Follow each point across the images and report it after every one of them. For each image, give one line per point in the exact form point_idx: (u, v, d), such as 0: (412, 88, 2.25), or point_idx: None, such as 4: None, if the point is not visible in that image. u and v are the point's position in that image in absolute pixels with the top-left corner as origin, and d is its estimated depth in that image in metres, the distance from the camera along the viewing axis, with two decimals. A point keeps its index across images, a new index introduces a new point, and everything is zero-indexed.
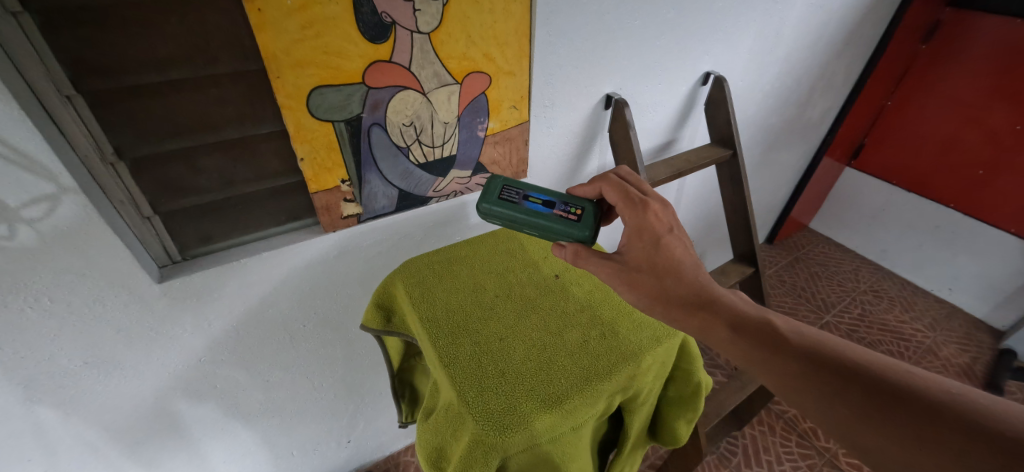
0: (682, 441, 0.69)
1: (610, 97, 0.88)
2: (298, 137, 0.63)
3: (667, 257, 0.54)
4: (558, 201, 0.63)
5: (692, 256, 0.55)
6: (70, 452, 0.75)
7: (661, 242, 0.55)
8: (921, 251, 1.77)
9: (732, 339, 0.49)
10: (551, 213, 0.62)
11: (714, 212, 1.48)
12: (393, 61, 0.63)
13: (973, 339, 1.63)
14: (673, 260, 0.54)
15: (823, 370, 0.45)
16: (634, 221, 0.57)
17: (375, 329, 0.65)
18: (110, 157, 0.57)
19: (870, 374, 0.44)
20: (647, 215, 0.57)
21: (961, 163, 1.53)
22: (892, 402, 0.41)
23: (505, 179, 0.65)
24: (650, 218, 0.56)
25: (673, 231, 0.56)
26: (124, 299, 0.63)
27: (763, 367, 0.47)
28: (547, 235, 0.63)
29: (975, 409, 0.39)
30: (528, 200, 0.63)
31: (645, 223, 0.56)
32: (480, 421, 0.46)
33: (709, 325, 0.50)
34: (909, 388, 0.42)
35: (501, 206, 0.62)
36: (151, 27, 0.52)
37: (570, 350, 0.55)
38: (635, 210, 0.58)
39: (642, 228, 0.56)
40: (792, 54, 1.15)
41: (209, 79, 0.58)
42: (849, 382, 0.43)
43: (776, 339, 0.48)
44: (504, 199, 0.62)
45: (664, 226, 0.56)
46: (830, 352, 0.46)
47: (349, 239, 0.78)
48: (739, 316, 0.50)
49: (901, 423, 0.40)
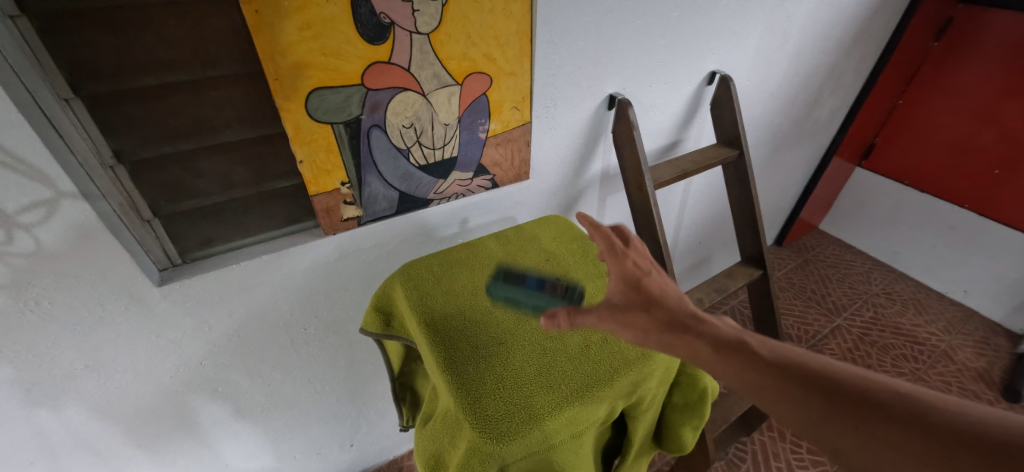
0: (686, 448, 0.67)
1: (613, 97, 0.87)
2: (297, 139, 0.63)
3: (652, 299, 0.50)
4: (552, 280, 0.59)
5: (673, 295, 0.52)
6: (71, 455, 0.75)
7: (642, 294, 0.50)
8: (935, 252, 1.73)
9: (718, 360, 0.46)
10: (546, 285, 0.58)
11: (720, 215, 1.46)
12: (392, 62, 0.62)
13: (991, 343, 1.58)
14: (659, 303, 0.50)
15: (801, 386, 0.43)
16: (616, 269, 0.52)
17: (375, 333, 0.63)
18: (108, 161, 0.56)
19: (846, 387, 0.42)
20: (628, 262, 0.52)
21: (975, 162, 1.50)
22: (870, 413, 0.39)
23: (503, 266, 0.63)
24: (629, 266, 0.52)
25: (651, 275, 0.52)
26: (123, 303, 0.63)
27: (750, 387, 0.44)
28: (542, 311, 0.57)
29: (951, 417, 0.37)
30: (525, 277, 0.59)
31: (626, 270, 0.51)
32: (479, 429, 0.44)
33: (689, 346, 0.47)
34: (883, 398, 0.40)
35: (499, 284, 0.58)
36: (149, 30, 0.52)
37: (571, 355, 0.53)
38: (617, 257, 0.52)
39: (625, 276, 0.51)
40: (799, 53, 1.13)
41: (208, 82, 0.58)
42: (828, 397, 0.41)
43: (756, 360, 0.45)
44: (502, 277, 0.59)
45: (643, 270, 0.52)
46: (805, 367, 0.44)
47: (350, 242, 0.78)
48: (725, 339, 0.47)
49: (882, 436, 0.38)
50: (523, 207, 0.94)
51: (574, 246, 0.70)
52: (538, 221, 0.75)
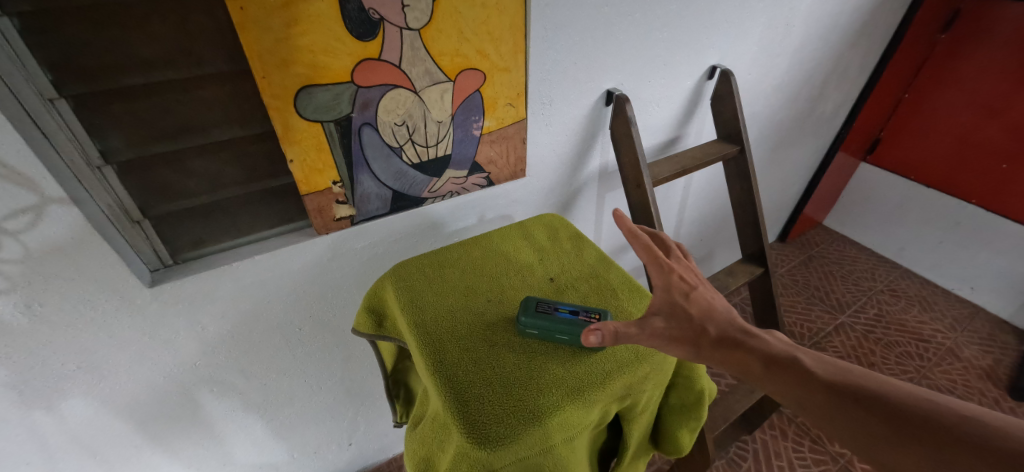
0: (685, 450, 0.66)
1: (610, 93, 0.85)
2: (287, 138, 0.62)
3: (699, 312, 0.50)
4: (580, 309, 0.53)
5: (724, 308, 0.51)
6: (67, 456, 0.75)
7: (689, 307, 0.50)
8: (941, 249, 1.70)
9: (767, 374, 0.46)
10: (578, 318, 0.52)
11: (722, 212, 1.44)
12: (383, 59, 0.61)
13: (997, 340, 1.56)
14: (707, 316, 0.50)
15: (853, 400, 0.43)
16: (660, 282, 0.52)
17: (366, 333, 0.62)
18: (96, 161, 0.56)
19: (902, 408, 0.41)
20: (672, 274, 0.52)
21: (984, 156, 1.47)
22: (927, 435, 0.39)
23: (537, 296, 0.55)
24: (675, 278, 0.52)
25: (699, 288, 0.52)
26: (115, 305, 0.63)
27: (799, 401, 0.45)
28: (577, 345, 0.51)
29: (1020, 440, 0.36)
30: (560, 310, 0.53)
31: (671, 283, 0.52)
32: (467, 430, 0.43)
33: (737, 361, 0.48)
34: (942, 419, 0.39)
35: (540, 319, 0.51)
36: (133, 28, 0.51)
37: (563, 357, 0.50)
38: (662, 269, 0.53)
39: (669, 287, 0.52)
40: (802, 46, 1.10)
41: (194, 81, 0.57)
42: (882, 415, 0.41)
43: (807, 375, 0.45)
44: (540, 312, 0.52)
45: (690, 284, 0.52)
46: (859, 384, 0.44)
47: (342, 241, 0.77)
48: (774, 353, 0.47)
49: (940, 458, 0.37)
50: (521, 205, 0.93)
51: (568, 245, 0.68)
52: (530, 220, 0.73)
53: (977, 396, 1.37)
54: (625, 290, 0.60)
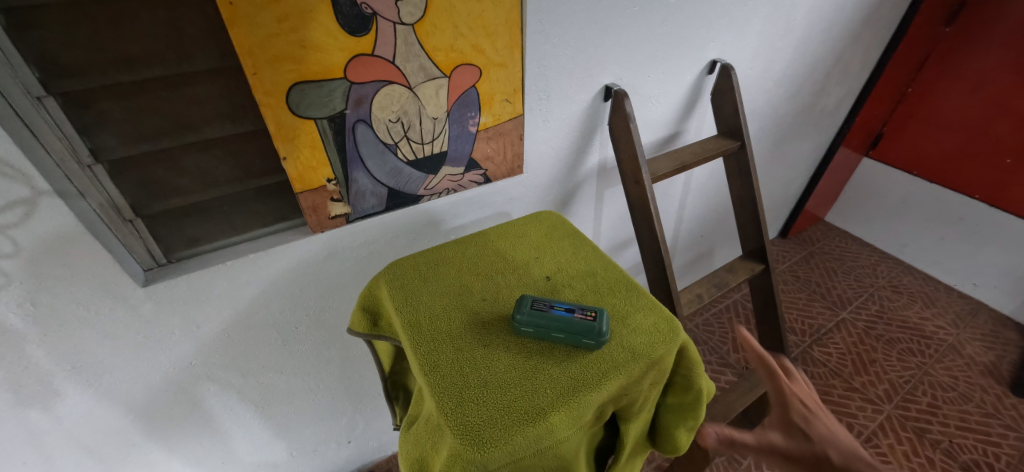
0: (682, 449, 0.65)
1: (609, 88, 0.84)
2: (279, 135, 0.61)
3: (817, 435, 0.50)
4: (575, 306, 0.52)
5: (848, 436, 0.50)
6: (64, 456, 0.74)
7: (809, 431, 0.51)
8: (943, 244, 1.69)
9: None
10: (573, 317, 0.51)
11: (722, 208, 1.43)
12: (376, 54, 0.60)
13: (999, 336, 1.55)
14: (824, 439, 0.50)
15: None
16: (778, 403, 0.55)
17: (362, 333, 0.62)
18: (86, 160, 0.55)
19: None
20: (792, 397, 0.55)
21: (988, 151, 1.45)
22: None
23: (531, 294, 0.54)
24: (793, 397, 0.55)
25: (819, 413, 0.53)
26: (108, 305, 0.62)
27: None
28: (574, 343, 0.51)
29: None
30: (556, 309, 0.52)
31: (791, 405, 0.54)
32: (460, 434, 0.42)
33: None
34: None
35: (536, 318, 0.50)
36: (121, 23, 0.50)
37: (559, 358, 0.50)
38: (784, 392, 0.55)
39: (788, 406, 0.54)
40: (804, 40, 1.09)
41: (184, 77, 0.56)
42: None
43: None
44: (536, 311, 0.51)
45: (809, 407, 0.54)
46: None
47: (338, 240, 0.76)
48: None
49: None
50: (519, 203, 0.92)
51: (564, 243, 0.68)
52: (526, 218, 0.72)
53: (979, 393, 1.36)
54: (622, 288, 0.59)
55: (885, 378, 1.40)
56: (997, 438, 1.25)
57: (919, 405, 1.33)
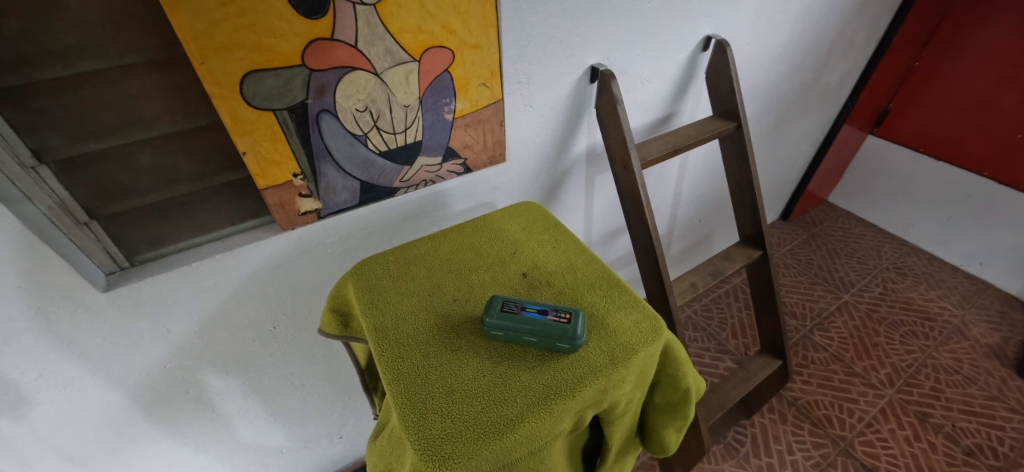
0: (672, 450, 0.63)
1: (595, 68, 0.80)
2: (236, 129, 0.57)
3: None
4: (549, 307, 0.49)
5: None
6: (44, 463, 0.73)
7: None
8: (951, 223, 1.64)
9: None
10: (547, 319, 0.48)
11: (720, 191, 1.39)
12: (336, 38, 0.56)
13: (1005, 317, 1.51)
14: None
15: None
16: None
17: (333, 334, 0.59)
18: (29, 161, 0.51)
19: None
20: None
21: (999, 126, 1.39)
22: None
23: (504, 293, 0.52)
24: None
25: None
26: (69, 311, 0.60)
27: None
28: (546, 348, 0.48)
29: None
30: (528, 311, 0.49)
31: None
32: (421, 448, 0.40)
33: None
34: None
35: (506, 321, 0.48)
36: (52, 11, 0.46)
37: (531, 363, 0.47)
38: None
39: None
40: (806, 12, 1.03)
41: (128, 68, 0.52)
42: None
43: None
44: (507, 313, 0.48)
45: None
46: None
47: (311, 236, 0.73)
48: None
49: None
50: (502, 192, 0.88)
51: (544, 237, 0.64)
52: (507, 210, 0.69)
53: (983, 376, 1.33)
54: (603, 285, 0.56)
55: (886, 362, 1.37)
56: (1000, 422, 1.23)
57: (921, 390, 1.30)
